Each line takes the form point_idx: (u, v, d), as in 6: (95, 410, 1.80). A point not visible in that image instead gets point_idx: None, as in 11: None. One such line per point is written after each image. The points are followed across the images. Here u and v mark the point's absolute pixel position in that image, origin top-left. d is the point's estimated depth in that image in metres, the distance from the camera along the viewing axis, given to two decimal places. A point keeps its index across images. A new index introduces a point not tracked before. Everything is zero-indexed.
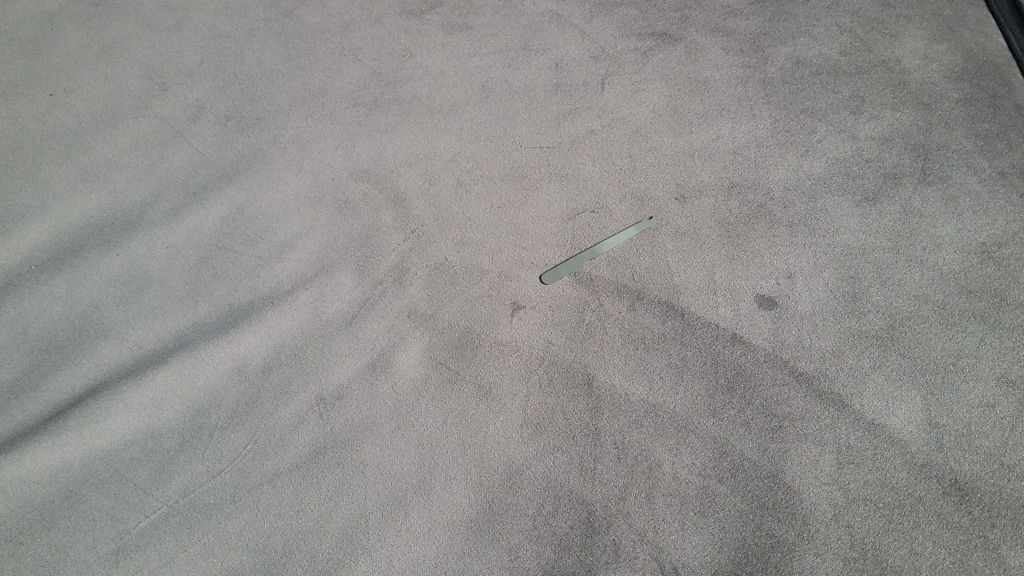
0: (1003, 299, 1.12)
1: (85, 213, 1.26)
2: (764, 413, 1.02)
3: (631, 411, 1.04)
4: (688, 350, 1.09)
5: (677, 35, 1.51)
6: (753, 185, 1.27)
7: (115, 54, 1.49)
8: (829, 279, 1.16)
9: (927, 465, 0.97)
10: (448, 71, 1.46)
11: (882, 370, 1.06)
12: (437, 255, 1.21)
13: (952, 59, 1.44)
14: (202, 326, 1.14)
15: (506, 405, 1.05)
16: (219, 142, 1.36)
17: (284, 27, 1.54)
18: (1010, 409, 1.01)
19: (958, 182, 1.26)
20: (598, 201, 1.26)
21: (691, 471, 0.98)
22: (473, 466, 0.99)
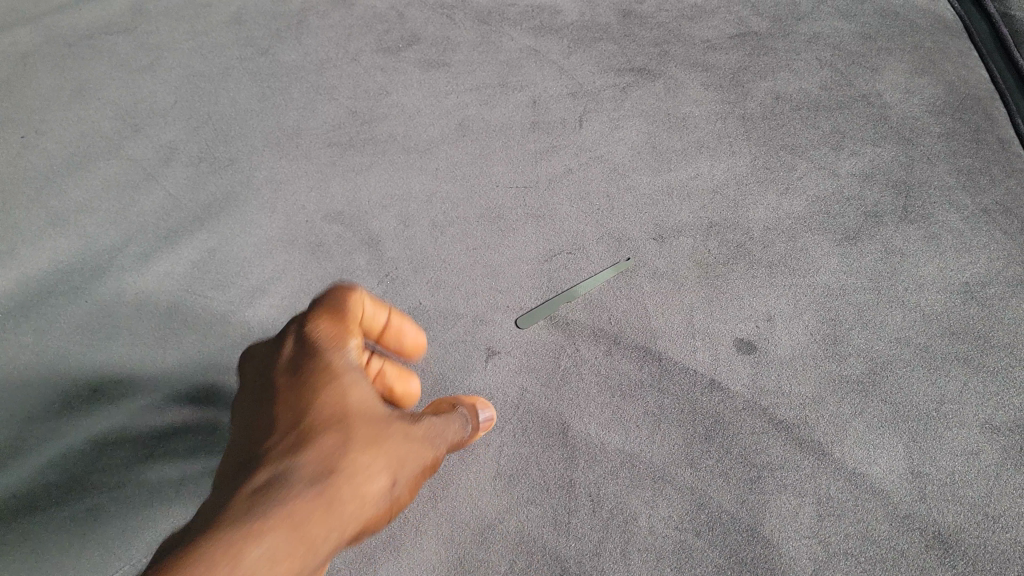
0: (987, 340, 1.10)
1: (54, 258, 1.24)
2: (743, 463, 1.00)
3: (607, 462, 1.02)
4: (665, 397, 1.07)
5: (657, 71, 1.49)
6: (732, 224, 1.25)
7: (88, 96, 1.46)
8: (809, 322, 1.13)
9: (909, 517, 0.95)
10: (424, 110, 1.44)
11: (863, 418, 1.04)
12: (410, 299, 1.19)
13: (934, 92, 1.43)
14: (171, 373, 1.12)
15: (479, 456, 1.03)
16: (192, 184, 1.33)
17: (259, 65, 1.52)
18: (994, 457, 1.00)
19: (940, 219, 1.24)
20: (575, 242, 1.24)
21: (668, 524, 0.96)
22: (444, 522, 0.97)
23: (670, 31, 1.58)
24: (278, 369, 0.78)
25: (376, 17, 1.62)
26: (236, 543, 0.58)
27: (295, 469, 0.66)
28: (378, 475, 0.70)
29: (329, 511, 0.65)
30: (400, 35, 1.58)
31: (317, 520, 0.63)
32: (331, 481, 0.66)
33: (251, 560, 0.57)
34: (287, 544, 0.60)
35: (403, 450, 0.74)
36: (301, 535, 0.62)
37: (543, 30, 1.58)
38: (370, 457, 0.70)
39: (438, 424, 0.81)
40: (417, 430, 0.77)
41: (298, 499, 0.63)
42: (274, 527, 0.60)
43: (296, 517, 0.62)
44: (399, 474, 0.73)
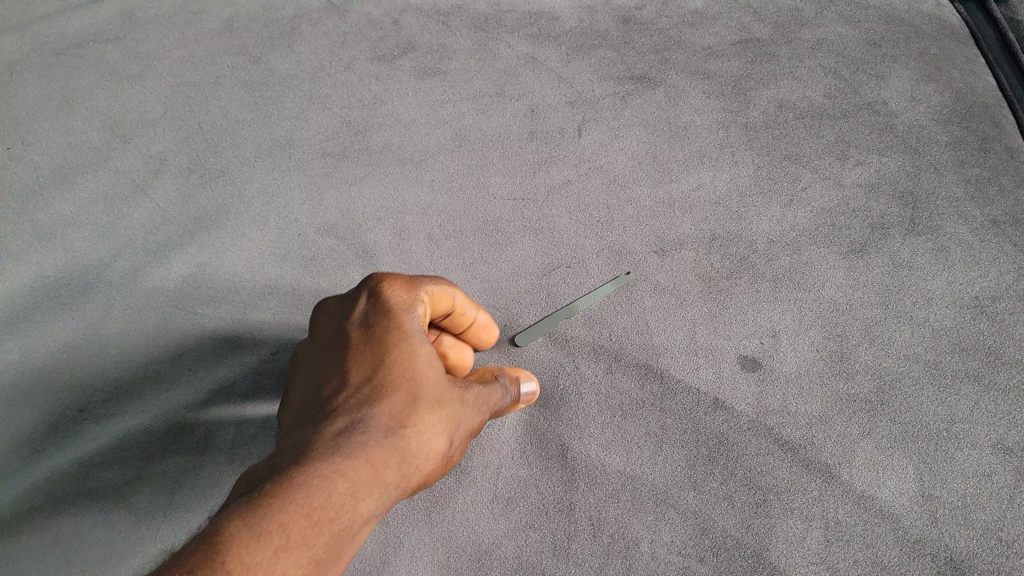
0: (998, 357, 1.07)
1: (40, 273, 1.21)
2: (748, 486, 0.97)
3: (608, 485, 0.98)
4: (668, 417, 1.04)
5: (657, 78, 1.46)
6: (735, 237, 1.22)
7: (76, 107, 1.43)
8: (814, 338, 1.10)
9: (920, 542, 0.92)
10: (420, 119, 1.41)
11: (872, 438, 1.01)
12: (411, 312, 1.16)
13: (941, 100, 1.40)
14: (159, 392, 1.08)
15: (476, 478, 1.00)
16: (182, 197, 1.30)
17: (251, 74, 1.49)
18: (1007, 479, 0.97)
19: (948, 231, 1.21)
20: (575, 256, 1.21)
21: (671, 550, 0.93)
22: (440, 547, 0.94)
23: (670, 37, 1.55)
24: (352, 321, 0.86)
25: (370, 24, 1.59)
26: (324, 480, 0.67)
27: (375, 416, 0.76)
28: (445, 429, 0.80)
29: (405, 456, 0.75)
30: (395, 42, 1.55)
31: (394, 465, 0.73)
32: (410, 439, 0.76)
33: (341, 492, 0.68)
34: (373, 477, 0.71)
35: (461, 414, 0.83)
36: (383, 473, 0.72)
37: (541, 37, 1.55)
38: (439, 412, 0.80)
39: (473, 405, 0.87)
40: (456, 409, 0.83)
41: (379, 441, 0.74)
42: (363, 464, 0.71)
43: (378, 458, 0.72)
44: (458, 432, 0.83)
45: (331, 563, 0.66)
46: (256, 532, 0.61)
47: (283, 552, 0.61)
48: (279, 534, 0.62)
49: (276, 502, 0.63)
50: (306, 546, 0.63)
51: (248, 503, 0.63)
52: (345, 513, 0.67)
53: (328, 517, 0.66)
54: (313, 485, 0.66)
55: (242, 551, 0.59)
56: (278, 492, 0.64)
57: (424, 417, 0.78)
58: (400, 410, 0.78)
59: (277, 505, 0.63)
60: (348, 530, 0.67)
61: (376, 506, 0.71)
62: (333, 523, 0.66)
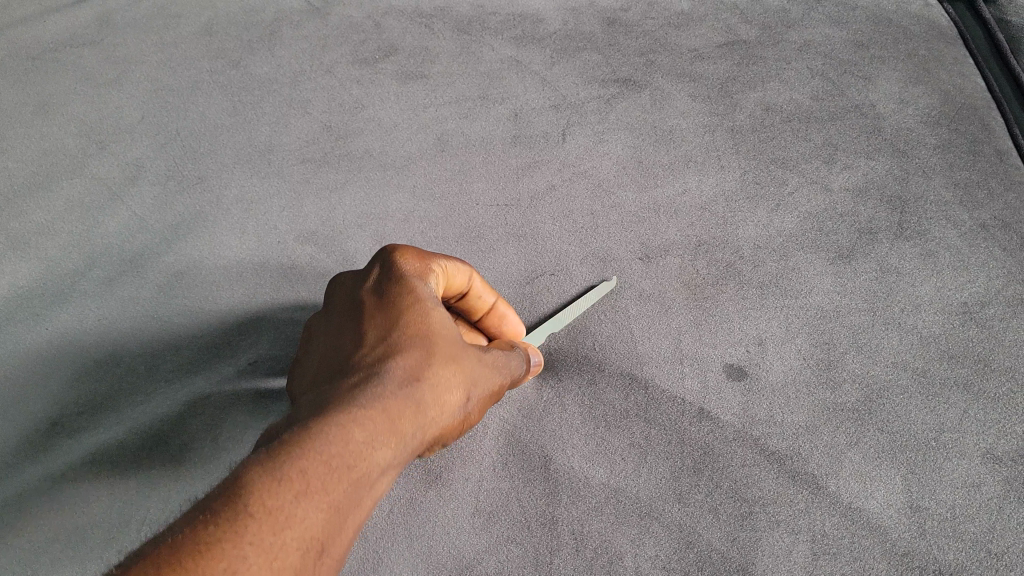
0: (987, 364, 1.06)
1: (13, 283, 1.18)
2: (734, 498, 0.95)
3: (591, 497, 0.97)
4: (652, 428, 1.02)
5: (642, 81, 1.45)
6: (721, 243, 1.20)
7: (52, 112, 1.41)
8: (801, 345, 1.09)
9: (908, 554, 0.90)
10: (401, 123, 1.39)
11: (859, 448, 0.99)
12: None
13: (929, 102, 1.38)
14: (133, 403, 1.05)
15: (456, 491, 0.99)
16: (159, 204, 1.28)
17: (231, 78, 1.47)
18: (997, 489, 0.95)
19: (937, 236, 1.20)
20: (559, 263, 1.19)
21: (655, 564, 0.91)
22: (420, 562, 0.92)
23: (655, 39, 1.53)
24: (367, 287, 0.87)
25: (352, 27, 1.57)
26: (340, 428, 0.67)
27: (390, 371, 0.76)
28: (457, 386, 0.80)
29: (418, 409, 0.75)
30: (377, 45, 1.53)
31: (409, 417, 0.73)
32: (428, 393, 0.76)
33: (360, 438, 0.67)
34: (390, 428, 0.71)
35: (475, 373, 0.83)
36: (398, 423, 0.72)
37: (525, 40, 1.53)
38: (451, 370, 0.80)
39: (491, 368, 0.87)
40: (470, 367, 0.83)
41: (395, 393, 0.73)
42: (379, 413, 0.71)
43: (394, 408, 0.72)
44: (473, 389, 0.82)
45: (352, 509, 0.65)
46: (274, 475, 0.60)
47: (304, 494, 0.61)
48: (298, 478, 0.61)
49: (293, 446, 0.63)
50: (327, 489, 0.63)
51: (269, 451, 0.62)
52: (361, 462, 0.66)
53: (348, 463, 0.65)
54: (331, 432, 0.66)
55: (261, 494, 0.59)
56: (294, 440, 0.64)
57: (436, 374, 0.78)
58: (414, 366, 0.77)
59: (296, 451, 0.63)
60: (368, 476, 0.67)
61: (393, 458, 0.70)
62: (350, 469, 0.65)
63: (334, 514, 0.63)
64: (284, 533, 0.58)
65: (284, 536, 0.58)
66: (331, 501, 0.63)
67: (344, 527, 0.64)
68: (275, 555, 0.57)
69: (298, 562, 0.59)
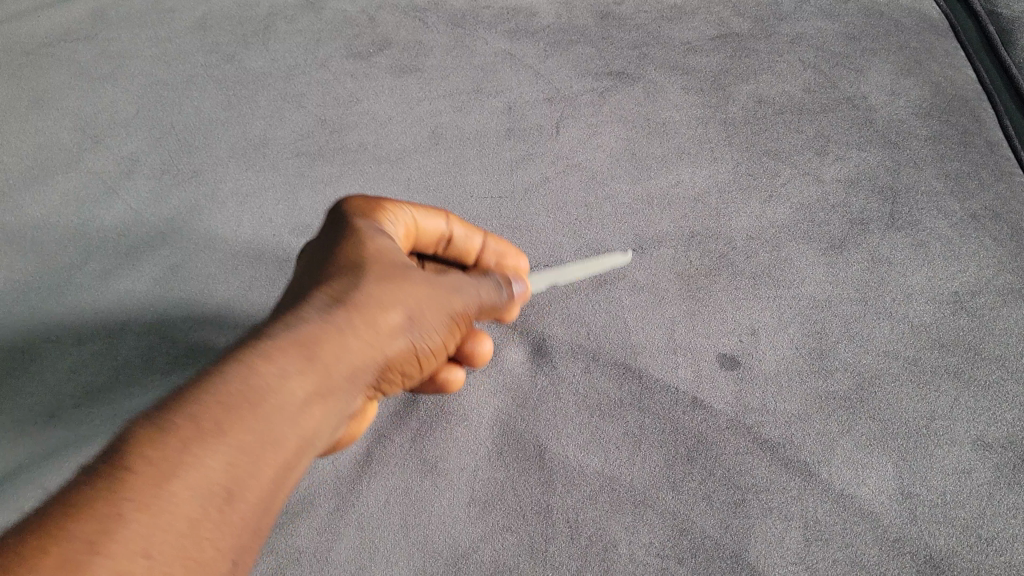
0: (977, 352, 1.07)
1: (9, 278, 1.19)
2: (727, 485, 0.96)
3: (585, 486, 0.97)
4: (646, 417, 1.03)
5: (635, 74, 1.45)
6: (714, 234, 1.21)
7: (46, 107, 1.41)
8: (794, 335, 1.10)
9: (899, 540, 0.91)
10: (396, 117, 1.39)
11: (851, 436, 1.00)
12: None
13: (920, 93, 1.39)
14: (129, 395, 1.05)
15: (452, 480, 0.99)
16: (154, 198, 1.28)
17: (225, 73, 1.47)
18: (987, 475, 0.96)
19: (928, 226, 1.21)
20: (553, 254, 1.20)
21: (649, 551, 0.92)
22: (416, 551, 0.94)
23: (649, 32, 1.54)
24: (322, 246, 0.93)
25: (346, 21, 1.57)
26: (248, 369, 0.72)
27: (323, 309, 0.81)
28: (393, 309, 0.84)
29: (343, 338, 0.79)
30: (371, 39, 1.53)
31: (331, 348, 0.78)
32: (360, 326, 0.81)
33: (263, 377, 0.72)
34: (304, 362, 0.75)
35: (418, 296, 0.86)
36: (316, 355, 0.76)
37: (519, 33, 1.54)
38: (384, 295, 0.84)
39: (440, 287, 0.89)
40: (409, 290, 0.86)
41: (313, 328, 0.78)
42: (290, 349, 0.75)
43: (311, 341, 0.77)
44: (416, 310, 0.86)
45: (256, 448, 0.70)
46: (159, 430, 0.65)
47: (194, 442, 0.66)
48: (186, 429, 0.66)
49: (189, 401, 0.68)
50: (220, 433, 0.67)
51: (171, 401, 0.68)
52: (267, 397, 0.71)
53: (246, 405, 0.70)
54: (236, 373, 0.71)
55: (142, 449, 0.64)
56: (191, 396, 0.68)
57: (365, 300, 0.82)
58: (342, 298, 0.82)
59: (192, 400, 0.68)
60: (276, 412, 0.72)
61: (315, 389, 0.75)
62: (251, 406, 0.70)
63: (236, 451, 0.68)
64: (172, 483, 0.63)
65: (172, 486, 0.63)
66: (225, 444, 0.67)
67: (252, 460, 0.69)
68: (162, 506, 0.62)
69: (197, 509, 0.64)
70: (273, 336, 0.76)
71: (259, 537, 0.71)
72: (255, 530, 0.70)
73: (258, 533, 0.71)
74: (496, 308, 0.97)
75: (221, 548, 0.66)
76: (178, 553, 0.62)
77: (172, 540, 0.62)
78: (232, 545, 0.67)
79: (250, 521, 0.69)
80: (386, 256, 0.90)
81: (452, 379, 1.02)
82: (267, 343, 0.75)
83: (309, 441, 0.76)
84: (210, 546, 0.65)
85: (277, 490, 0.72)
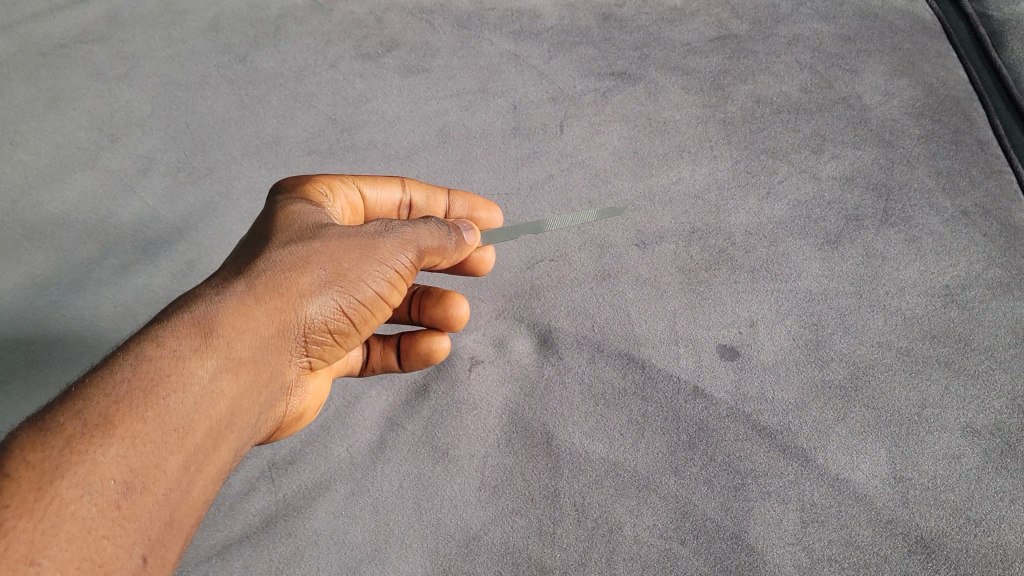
0: (967, 343, 1.11)
1: (30, 273, 1.22)
2: (727, 470, 1.00)
3: (591, 471, 1.01)
4: (649, 405, 1.07)
5: (637, 75, 1.49)
6: (714, 230, 1.25)
7: (63, 107, 1.45)
8: (791, 326, 1.14)
9: (892, 522, 0.95)
10: (404, 116, 1.43)
11: (846, 423, 1.04)
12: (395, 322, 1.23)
13: (913, 93, 1.43)
14: None
15: (463, 466, 1.03)
16: (170, 195, 1.32)
17: (237, 73, 1.51)
18: (976, 460, 1.00)
19: (921, 222, 1.25)
20: (558, 250, 1.25)
21: (652, 533, 0.96)
22: (429, 534, 0.98)
23: (650, 34, 1.58)
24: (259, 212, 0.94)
25: (354, 22, 1.61)
26: (143, 359, 0.73)
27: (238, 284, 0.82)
28: (303, 270, 0.85)
29: (246, 308, 0.81)
30: (379, 40, 1.57)
31: (235, 327, 0.80)
32: (270, 299, 0.82)
33: (154, 362, 0.73)
34: (200, 341, 0.77)
35: (330, 251, 0.86)
36: (214, 332, 0.78)
37: (523, 35, 1.58)
38: (291, 258, 0.85)
39: (357, 238, 0.88)
40: (319, 247, 0.86)
41: (212, 304, 0.80)
42: (184, 330, 0.77)
43: (209, 318, 0.78)
44: (329, 266, 0.86)
45: (157, 435, 0.71)
46: (44, 432, 0.66)
47: (79, 440, 0.66)
48: (72, 427, 0.67)
49: (80, 399, 0.69)
50: (112, 425, 0.68)
51: (66, 398, 0.69)
52: (161, 384, 0.73)
53: (140, 392, 0.71)
54: (130, 364, 0.72)
55: (24, 455, 0.64)
56: (82, 394, 0.69)
57: (270, 266, 0.84)
58: (247, 269, 0.84)
59: (85, 398, 0.69)
60: (174, 394, 0.73)
61: (218, 367, 0.77)
62: (144, 396, 0.71)
63: (133, 442, 0.69)
64: (56, 484, 0.63)
65: (57, 487, 0.63)
66: (116, 435, 0.68)
67: (152, 447, 0.70)
68: (48, 509, 0.62)
69: (89, 508, 0.65)
70: (169, 321, 0.77)
71: (178, 522, 0.73)
72: (166, 517, 0.72)
73: (174, 518, 0.73)
74: (433, 250, 0.94)
75: (123, 544, 0.67)
76: (73, 554, 0.63)
77: (64, 542, 0.63)
78: (136, 536, 0.68)
79: (158, 508, 0.70)
80: (299, 219, 0.90)
81: (436, 349, 1.10)
82: (162, 328, 0.76)
83: (223, 418, 0.78)
84: (109, 542, 0.66)
85: (192, 473, 0.74)
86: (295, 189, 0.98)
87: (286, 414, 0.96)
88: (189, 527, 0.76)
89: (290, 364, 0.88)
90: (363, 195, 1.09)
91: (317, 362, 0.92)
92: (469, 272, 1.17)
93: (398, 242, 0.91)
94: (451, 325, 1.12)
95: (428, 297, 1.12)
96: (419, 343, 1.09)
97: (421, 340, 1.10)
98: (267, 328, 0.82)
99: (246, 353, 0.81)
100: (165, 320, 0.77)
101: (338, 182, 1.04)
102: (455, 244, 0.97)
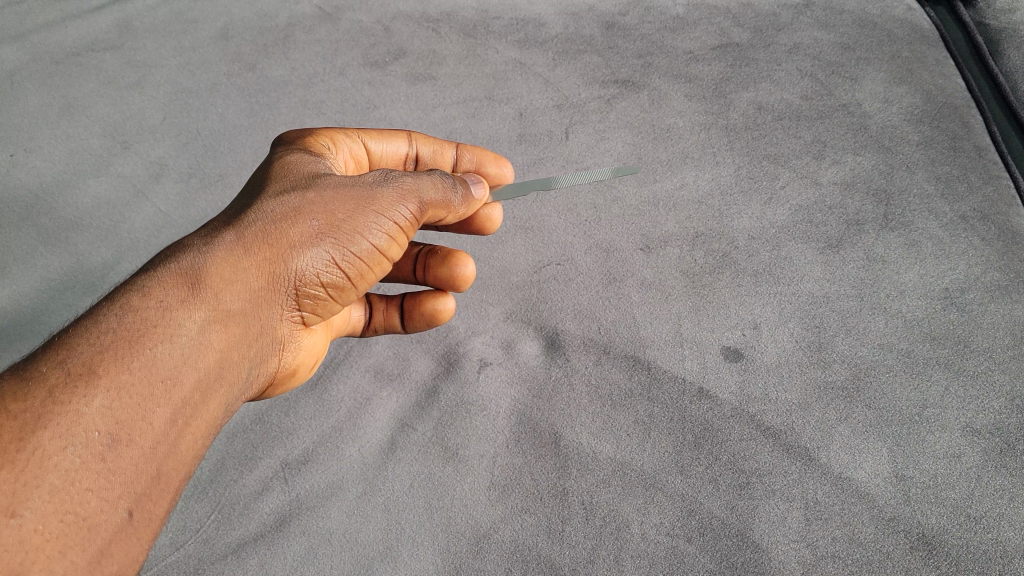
0: (967, 345, 1.13)
1: (44, 277, 1.24)
2: (732, 469, 1.02)
3: (598, 470, 1.03)
4: (655, 406, 1.09)
5: (640, 83, 1.52)
6: (718, 234, 1.27)
7: (76, 114, 1.48)
8: (794, 329, 1.16)
9: (893, 519, 0.97)
10: (411, 123, 1.45)
11: (848, 423, 1.06)
12: (407, 285, 1.25)
13: (912, 101, 1.46)
14: None
15: (473, 466, 1.05)
16: (181, 201, 1.34)
17: (247, 81, 1.53)
18: (975, 459, 1.02)
19: (920, 227, 1.27)
20: (564, 254, 1.27)
21: (659, 531, 0.98)
22: (440, 532, 1.00)
23: (653, 42, 1.60)
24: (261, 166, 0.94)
25: (362, 31, 1.63)
26: (126, 308, 0.71)
27: (227, 234, 0.80)
28: (295, 220, 0.82)
29: (234, 259, 0.79)
30: (386, 48, 1.60)
31: (222, 278, 0.77)
32: (258, 249, 0.80)
33: (140, 314, 0.71)
34: (187, 291, 0.75)
35: (323, 200, 0.84)
36: (202, 283, 0.76)
37: (528, 43, 1.60)
38: (283, 209, 0.83)
39: (354, 188, 0.85)
40: (312, 197, 0.84)
41: (200, 255, 0.77)
42: (171, 282, 0.75)
43: (198, 269, 0.77)
44: (321, 217, 0.83)
45: (143, 387, 0.69)
46: (26, 382, 0.64)
47: (62, 389, 0.64)
48: (56, 377, 0.65)
49: (63, 350, 0.67)
50: (95, 375, 0.66)
51: (51, 347, 0.68)
52: (145, 334, 0.71)
53: (125, 342, 0.69)
54: (114, 313, 0.71)
55: (6, 404, 0.62)
56: (66, 344, 0.68)
57: (260, 217, 0.82)
58: (237, 220, 0.82)
59: (70, 348, 0.67)
60: (160, 346, 0.71)
61: (204, 319, 0.75)
62: (127, 345, 0.69)
63: (118, 391, 0.67)
64: (39, 434, 0.62)
65: (39, 439, 0.62)
66: (101, 386, 0.66)
67: (138, 398, 0.68)
68: (29, 460, 0.60)
69: (74, 460, 0.63)
70: (156, 271, 0.75)
71: (166, 476, 0.71)
72: (155, 471, 0.69)
73: (161, 473, 0.70)
74: (436, 203, 0.91)
75: (109, 498, 0.65)
76: (55, 507, 0.61)
77: (47, 494, 0.61)
78: (121, 490, 0.66)
79: (145, 462, 0.68)
80: (295, 172, 0.88)
81: (441, 310, 1.10)
82: (149, 279, 0.75)
83: (211, 371, 0.76)
84: (94, 496, 0.64)
85: (180, 426, 0.72)
86: (296, 142, 0.98)
87: (276, 372, 0.94)
88: (177, 483, 0.73)
89: (281, 317, 0.86)
90: (368, 148, 1.10)
91: (310, 317, 0.90)
92: (477, 229, 1.16)
93: (398, 192, 0.87)
94: (459, 284, 1.09)
95: (434, 256, 1.08)
96: (425, 304, 1.10)
97: (427, 300, 1.10)
98: (257, 280, 0.80)
99: (234, 306, 0.79)
100: (152, 270, 0.76)
101: (341, 135, 1.05)
102: (461, 197, 0.95)
